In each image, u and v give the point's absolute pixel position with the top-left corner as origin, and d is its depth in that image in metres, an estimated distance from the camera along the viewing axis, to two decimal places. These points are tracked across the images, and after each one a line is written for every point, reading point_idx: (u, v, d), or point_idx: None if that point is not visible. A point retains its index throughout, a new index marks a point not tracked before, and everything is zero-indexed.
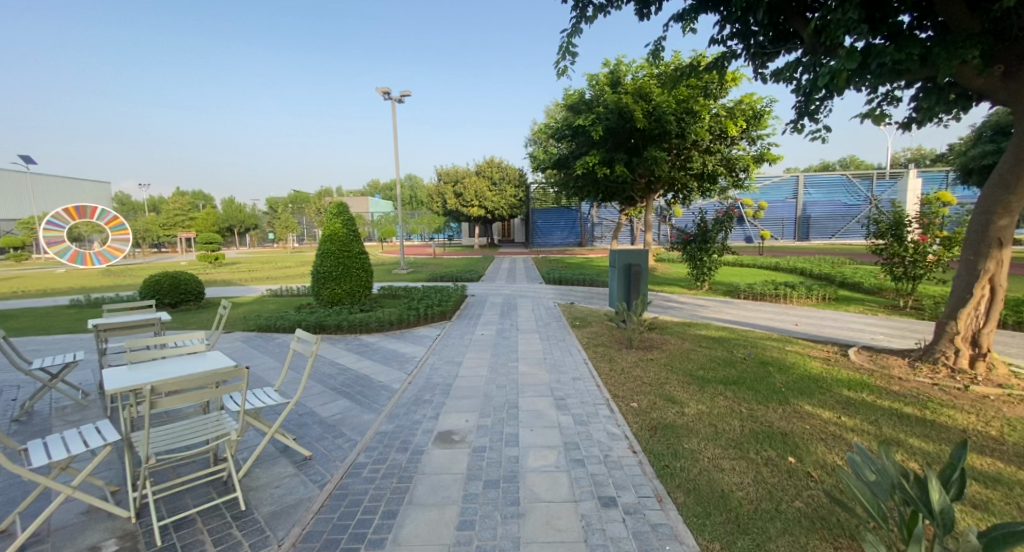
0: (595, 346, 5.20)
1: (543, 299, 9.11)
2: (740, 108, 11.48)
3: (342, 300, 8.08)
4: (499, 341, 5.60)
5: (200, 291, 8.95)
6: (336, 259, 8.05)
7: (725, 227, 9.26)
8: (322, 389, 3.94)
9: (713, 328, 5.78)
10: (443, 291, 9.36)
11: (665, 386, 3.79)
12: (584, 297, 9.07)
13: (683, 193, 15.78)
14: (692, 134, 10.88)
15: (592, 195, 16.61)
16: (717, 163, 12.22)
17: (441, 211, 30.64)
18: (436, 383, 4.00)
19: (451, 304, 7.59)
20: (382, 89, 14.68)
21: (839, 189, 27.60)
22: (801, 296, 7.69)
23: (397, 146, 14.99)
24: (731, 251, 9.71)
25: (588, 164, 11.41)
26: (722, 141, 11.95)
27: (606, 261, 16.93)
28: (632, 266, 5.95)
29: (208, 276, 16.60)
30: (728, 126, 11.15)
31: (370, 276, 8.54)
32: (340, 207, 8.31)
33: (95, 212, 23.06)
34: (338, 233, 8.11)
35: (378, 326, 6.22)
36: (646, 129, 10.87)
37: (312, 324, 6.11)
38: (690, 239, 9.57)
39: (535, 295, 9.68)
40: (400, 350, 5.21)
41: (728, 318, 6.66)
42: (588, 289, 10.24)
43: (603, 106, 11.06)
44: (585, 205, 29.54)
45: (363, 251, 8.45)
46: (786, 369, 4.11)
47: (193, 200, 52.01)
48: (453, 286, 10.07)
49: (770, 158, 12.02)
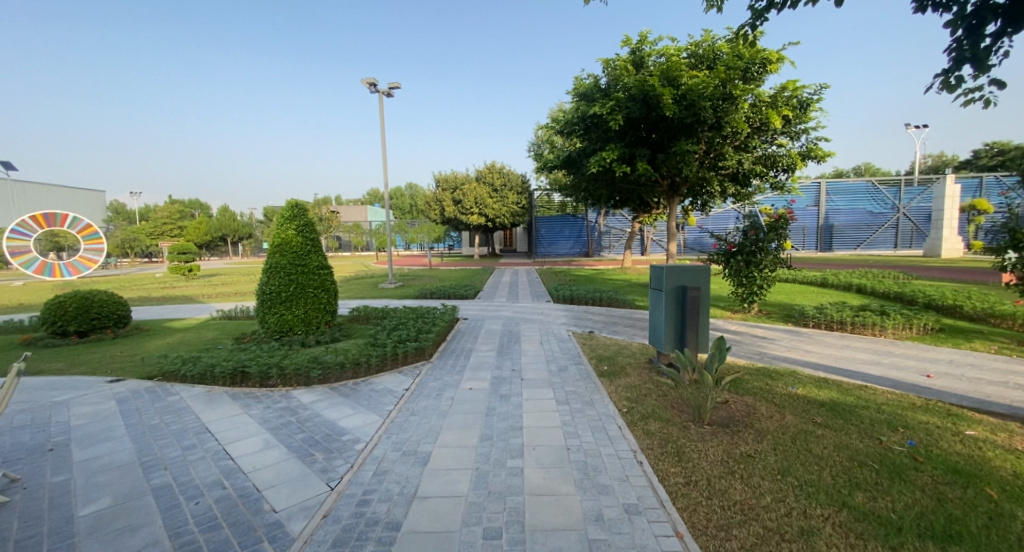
0: (644, 419, 3.32)
1: (552, 325, 7.23)
2: (783, 96, 9.69)
3: (293, 328, 6.25)
4: (495, 404, 3.72)
5: (124, 314, 7.17)
6: (287, 274, 6.25)
7: (779, 234, 7.46)
8: (152, 539, 2.07)
9: (812, 384, 3.90)
10: (429, 314, 7.56)
11: (817, 545, 1.89)
12: (605, 323, 7.23)
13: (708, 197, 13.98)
14: (730, 124, 9.12)
15: (603, 201, 14.87)
16: (754, 162, 10.43)
17: (439, 219, 29.02)
18: (371, 526, 2.12)
19: (433, 336, 5.75)
20: (368, 81, 13.09)
21: (863, 197, 25.76)
22: (897, 326, 5.81)
23: (385, 145, 13.40)
24: (784, 264, 7.86)
25: (604, 161, 9.65)
26: (760, 136, 10.18)
27: (619, 275, 15.09)
28: (689, 290, 4.11)
29: (175, 289, 14.87)
30: (771, 116, 9.37)
31: (333, 297, 6.74)
32: (296, 211, 6.59)
33: (67, 219, 21.62)
34: (291, 243, 6.36)
35: (322, 374, 4.36)
36: (675, 119, 9.12)
37: (227, 371, 4.26)
38: (735, 251, 7.74)
39: (543, 319, 7.83)
40: (340, 425, 3.36)
41: (815, 361, 4.77)
42: (608, 311, 8.38)
43: (623, 91, 9.36)
44: (591, 213, 27.97)
45: (326, 265, 6.69)
46: (1021, 493, 2.19)
47: (188, 209, 50.88)
48: (443, 306, 8.20)
49: (818, 155, 10.23)
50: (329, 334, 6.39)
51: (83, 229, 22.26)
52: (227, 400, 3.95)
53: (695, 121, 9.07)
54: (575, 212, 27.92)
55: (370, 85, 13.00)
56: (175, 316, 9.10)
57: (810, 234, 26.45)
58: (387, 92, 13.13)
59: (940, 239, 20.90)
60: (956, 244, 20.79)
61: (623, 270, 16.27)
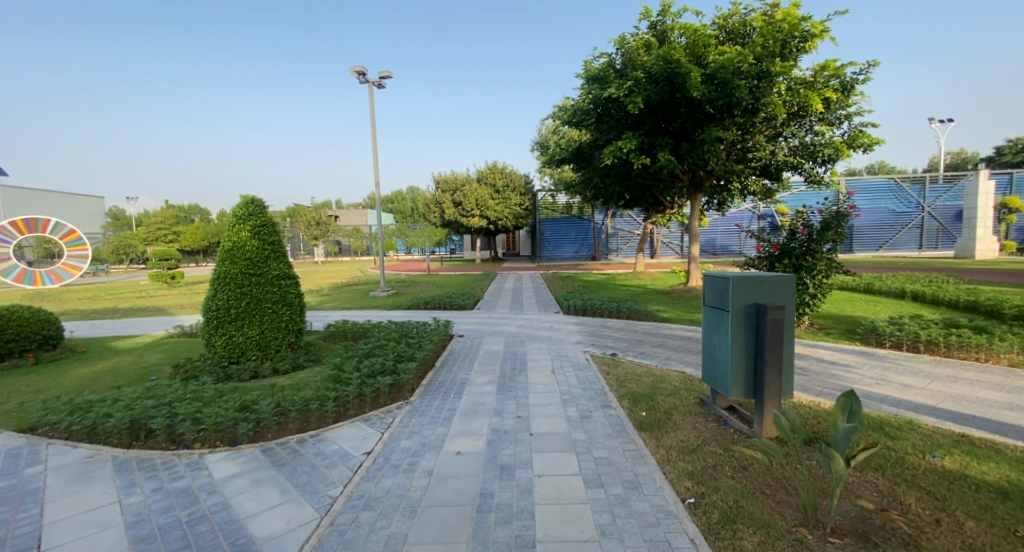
0: (728, 523, 2.07)
1: (565, 344, 6.00)
2: (825, 75, 8.42)
3: (246, 353, 5.05)
4: (492, 485, 2.49)
5: (53, 332, 6.00)
6: (238, 286, 5.05)
7: (835, 236, 6.20)
8: None
9: (960, 450, 2.66)
10: (416, 331, 6.33)
11: None
12: (629, 342, 5.99)
13: (731, 194, 12.68)
14: (767, 108, 7.92)
15: (614, 199, 13.67)
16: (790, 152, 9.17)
17: (439, 222, 27.90)
18: None
19: (415, 364, 4.53)
20: (356, 70, 12.00)
21: (884, 195, 24.41)
22: (1009, 349, 4.56)
23: (376, 140, 12.30)
24: (842, 270, 6.60)
25: (620, 152, 8.50)
26: (797, 122, 8.92)
27: (632, 281, 13.84)
28: (770, 313, 2.88)
29: (152, 299, 13.75)
30: (812, 99, 8.12)
31: (298, 313, 5.53)
32: (252, 208, 5.39)
33: (49, 225, 20.62)
34: (245, 248, 5.17)
35: (254, 428, 3.15)
36: (703, 103, 7.93)
37: (122, 427, 3.05)
38: (783, 253, 6.54)
39: (553, 336, 6.60)
40: (251, 531, 2.15)
41: (929, 404, 3.52)
42: (629, 325, 7.16)
43: (641, 71, 8.17)
44: (597, 214, 26.97)
45: (289, 274, 5.48)
46: None
47: (186, 215, 50.22)
48: (435, 321, 6.97)
49: (867, 143, 8.89)
50: (291, 359, 5.17)
51: (66, 236, 21.22)
52: (106, 474, 2.74)
53: (727, 104, 7.87)
54: (581, 214, 26.70)
55: (359, 75, 11.91)
56: (128, 332, 7.91)
57: None
58: (378, 83, 12.07)
59: (973, 239, 19.55)
60: (991, 245, 19.40)
61: (636, 274, 15.00)
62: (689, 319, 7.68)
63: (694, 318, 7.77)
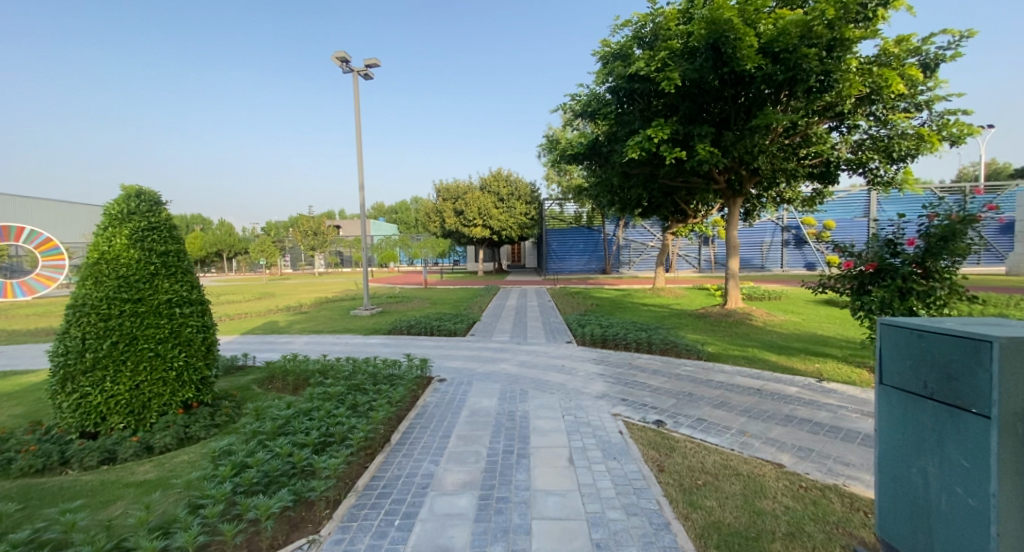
0: None
1: (583, 400, 4.23)
2: (899, 53, 6.76)
3: (108, 419, 3.38)
4: None
5: None
6: (101, 319, 3.38)
7: (965, 248, 4.34)
8: None
9: None
10: (377, 373, 4.59)
11: None
12: (672, 398, 4.21)
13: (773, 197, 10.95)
14: (839, 87, 6.27)
15: (633, 205, 12.00)
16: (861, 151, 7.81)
17: (439, 232, 26.37)
18: None
19: (348, 453, 2.79)
20: (340, 56, 10.58)
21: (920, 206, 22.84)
22: None
23: (360, 137, 10.81)
24: (973, 295, 4.69)
25: (648, 143, 6.88)
26: (868, 107, 7.26)
27: (653, 300, 12.06)
28: None
29: None
30: (891, 79, 6.48)
31: (201, 355, 3.85)
32: (135, 205, 3.75)
33: (22, 232, 19.30)
34: (118, 261, 3.52)
35: None
36: (758, 80, 6.29)
37: None
38: (883, 271, 4.78)
39: (565, 382, 4.82)
40: None
41: None
42: (665, 366, 5.36)
43: (679, 41, 6.52)
44: (608, 225, 25.34)
45: (188, 299, 3.81)
46: None
47: (185, 225, 49.48)
48: (408, 359, 5.24)
49: (965, 132, 7.05)
50: (178, 427, 3.48)
51: (40, 245, 19.84)
52: None
53: (789, 80, 6.21)
54: (590, 224, 25.01)
55: (342, 62, 10.47)
56: (24, 366, 6.22)
57: None
58: (364, 72, 10.65)
59: None
60: None
61: (657, 292, 13.21)
62: (743, 355, 5.87)
63: (748, 355, 5.94)
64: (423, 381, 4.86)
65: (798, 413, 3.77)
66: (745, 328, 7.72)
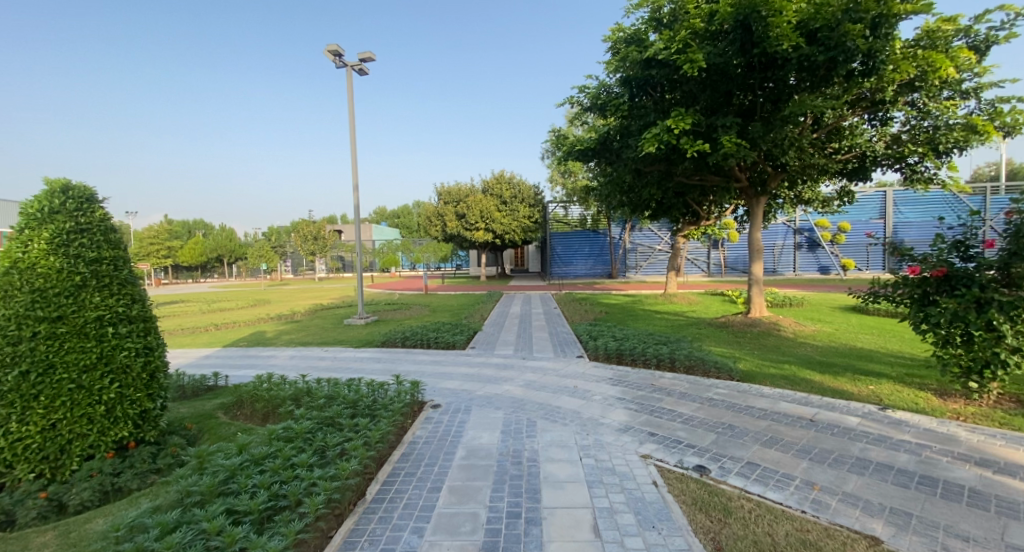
0: None
1: (603, 435, 3.52)
2: (946, 34, 6.07)
3: (13, 467, 2.71)
4: None
5: None
6: (5, 342, 2.70)
7: None
8: None
9: None
10: (358, 400, 3.90)
11: None
12: (710, 434, 3.50)
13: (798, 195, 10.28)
14: (885, 70, 5.60)
15: (645, 206, 11.34)
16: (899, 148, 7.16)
17: (441, 236, 25.76)
18: None
19: (300, 529, 2.08)
20: (333, 50, 9.97)
21: (938, 207, 22.14)
22: None
23: (354, 135, 10.21)
24: None
25: (668, 135, 6.24)
26: (911, 95, 6.60)
27: (666, 307, 11.34)
28: None
29: None
30: (942, 63, 5.81)
31: (142, 384, 3.16)
32: (60, 202, 3.09)
33: None
34: (33, 270, 2.85)
35: None
36: (793, 63, 5.61)
37: None
38: (955, 276, 4.13)
39: (579, 410, 4.12)
40: None
41: None
42: (694, 389, 4.65)
43: (703, 21, 5.87)
44: (614, 228, 24.66)
45: (125, 315, 3.13)
46: None
47: (186, 230, 49.21)
48: (397, 381, 4.54)
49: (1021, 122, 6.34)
50: (103, 476, 2.80)
51: None
52: None
53: (829, 62, 5.53)
54: (595, 227, 24.34)
55: (334, 56, 9.88)
56: None
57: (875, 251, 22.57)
58: (358, 67, 10.08)
59: None
60: None
61: (669, 299, 12.48)
62: (780, 374, 5.14)
63: (786, 373, 5.21)
64: (413, 409, 4.14)
65: (873, 456, 3.06)
66: (773, 340, 7.00)
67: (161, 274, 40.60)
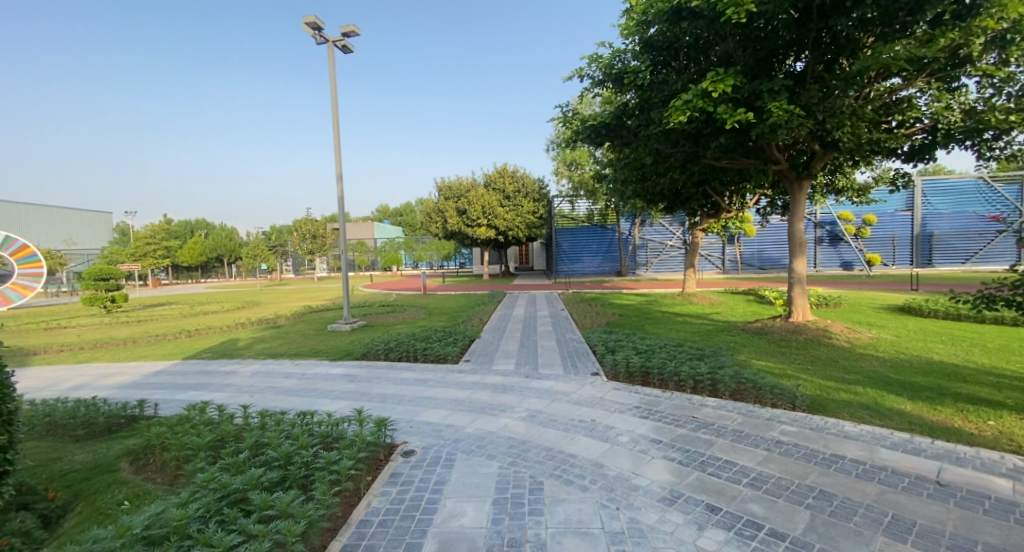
0: None
1: (641, 513, 2.39)
2: None
3: None
4: None
5: None
6: None
7: None
8: None
9: None
10: (292, 453, 2.78)
11: None
12: (801, 512, 2.37)
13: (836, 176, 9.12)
14: (985, 12, 4.44)
15: (661, 196, 10.25)
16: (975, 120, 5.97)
17: (441, 233, 24.69)
18: None
19: None
20: (313, 22, 8.91)
21: (970, 197, 20.72)
22: None
23: (338, 119, 9.17)
24: None
25: (700, 103, 5.18)
26: (1000, 51, 5.40)
27: (687, 309, 10.16)
28: None
29: (53, 330, 10.53)
30: None
31: None
32: None
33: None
34: None
35: None
36: (865, 5, 4.49)
37: None
38: None
39: (601, 463, 2.99)
40: None
41: None
42: (750, 426, 3.52)
43: None
44: (623, 223, 23.49)
45: None
46: None
47: (186, 230, 48.53)
48: (355, 421, 3.43)
49: None
50: None
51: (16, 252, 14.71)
52: None
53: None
54: (603, 222, 23.15)
55: (314, 30, 8.81)
56: None
57: (902, 245, 21.24)
58: (342, 43, 9.04)
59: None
60: None
61: (688, 299, 11.30)
62: (857, 401, 3.95)
63: (864, 399, 4.02)
64: (367, 464, 3.02)
65: None
66: (826, 351, 5.84)
67: (160, 274, 39.94)
